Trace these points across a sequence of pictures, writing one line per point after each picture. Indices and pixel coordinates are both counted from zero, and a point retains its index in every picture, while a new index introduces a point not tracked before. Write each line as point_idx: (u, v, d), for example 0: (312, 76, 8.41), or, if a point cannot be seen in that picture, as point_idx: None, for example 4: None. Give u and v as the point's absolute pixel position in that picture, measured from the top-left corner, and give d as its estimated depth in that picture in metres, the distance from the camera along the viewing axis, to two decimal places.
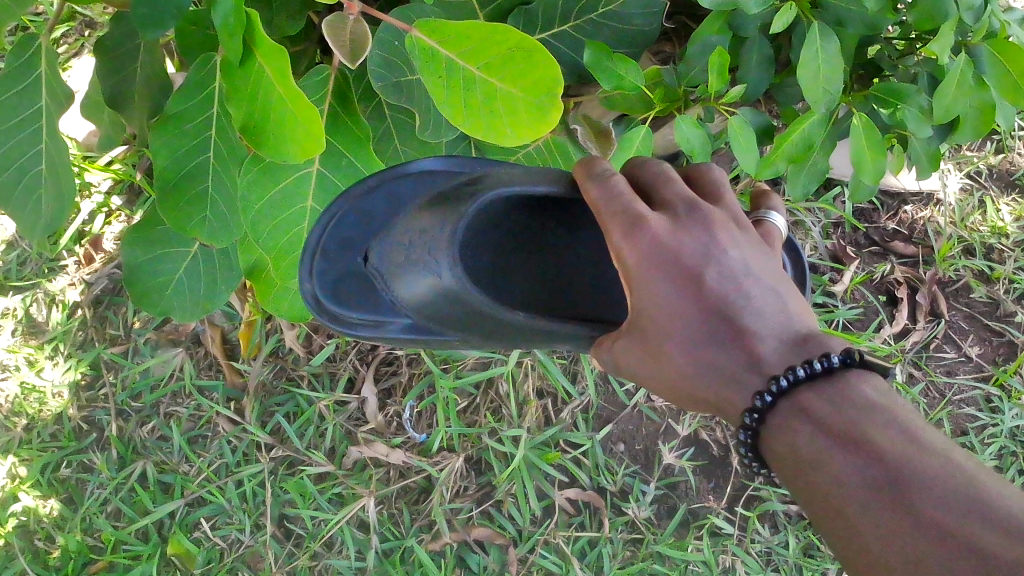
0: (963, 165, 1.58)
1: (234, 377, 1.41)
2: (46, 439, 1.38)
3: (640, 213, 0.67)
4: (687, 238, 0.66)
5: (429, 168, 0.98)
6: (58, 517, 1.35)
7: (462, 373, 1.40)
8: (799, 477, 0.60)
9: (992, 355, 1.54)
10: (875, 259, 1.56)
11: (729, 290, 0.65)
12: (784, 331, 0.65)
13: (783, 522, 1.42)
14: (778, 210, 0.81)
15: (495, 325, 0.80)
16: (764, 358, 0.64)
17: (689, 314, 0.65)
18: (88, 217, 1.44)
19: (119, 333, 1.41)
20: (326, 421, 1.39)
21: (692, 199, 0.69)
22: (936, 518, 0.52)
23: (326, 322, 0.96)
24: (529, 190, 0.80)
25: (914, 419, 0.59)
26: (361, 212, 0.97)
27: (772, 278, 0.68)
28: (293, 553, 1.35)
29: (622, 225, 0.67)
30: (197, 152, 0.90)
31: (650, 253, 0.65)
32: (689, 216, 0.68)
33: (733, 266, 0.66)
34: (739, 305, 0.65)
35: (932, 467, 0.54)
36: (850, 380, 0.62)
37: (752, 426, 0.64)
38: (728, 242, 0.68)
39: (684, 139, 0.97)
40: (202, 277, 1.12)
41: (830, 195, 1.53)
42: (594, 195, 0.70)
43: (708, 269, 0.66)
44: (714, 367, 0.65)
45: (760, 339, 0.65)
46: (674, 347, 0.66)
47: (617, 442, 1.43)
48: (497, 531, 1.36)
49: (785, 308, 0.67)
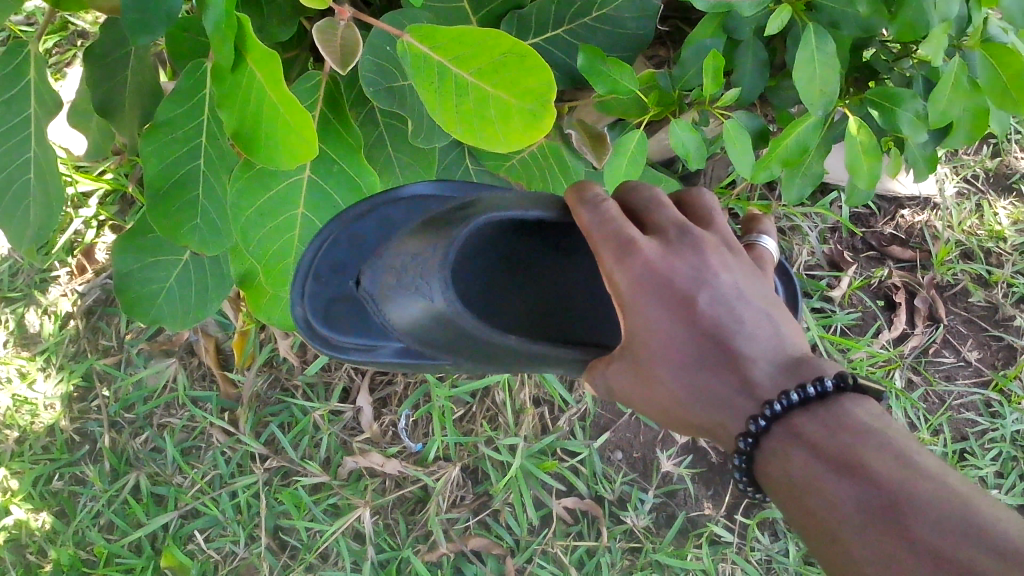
0: (960, 169, 1.57)
1: (228, 388, 1.39)
2: (38, 452, 1.36)
3: (630, 238, 0.67)
4: (678, 261, 0.66)
5: (425, 192, 0.99)
6: (50, 530, 1.34)
7: (458, 382, 1.38)
8: (794, 505, 0.59)
9: (991, 359, 1.53)
10: (872, 263, 1.55)
11: (721, 313, 0.64)
12: (778, 355, 0.64)
13: (784, 530, 1.40)
14: (770, 233, 0.79)
15: (488, 349, 0.79)
16: (759, 383, 0.63)
17: (681, 338, 0.64)
18: (80, 228, 1.42)
19: (111, 344, 1.40)
20: (320, 431, 1.37)
21: (682, 223, 0.70)
22: (933, 545, 0.51)
23: (317, 345, 0.97)
24: (524, 214, 0.79)
25: (910, 443, 0.57)
26: (353, 236, 0.98)
27: (764, 302, 0.67)
28: (288, 565, 1.33)
29: (614, 250, 0.67)
30: (188, 159, 0.90)
31: (641, 277, 0.65)
32: (679, 239, 0.68)
33: (725, 289, 0.66)
34: (731, 328, 0.64)
35: (929, 492, 0.53)
36: (844, 405, 0.61)
37: (746, 453, 0.63)
38: (719, 264, 0.67)
39: (679, 143, 0.96)
40: (194, 285, 1.11)
41: (827, 200, 1.51)
42: (586, 220, 0.71)
43: (700, 292, 0.65)
44: (706, 393, 0.64)
45: (754, 363, 0.63)
46: (666, 370, 0.65)
47: (614, 450, 1.42)
48: (494, 541, 1.35)
49: (778, 331, 0.66)
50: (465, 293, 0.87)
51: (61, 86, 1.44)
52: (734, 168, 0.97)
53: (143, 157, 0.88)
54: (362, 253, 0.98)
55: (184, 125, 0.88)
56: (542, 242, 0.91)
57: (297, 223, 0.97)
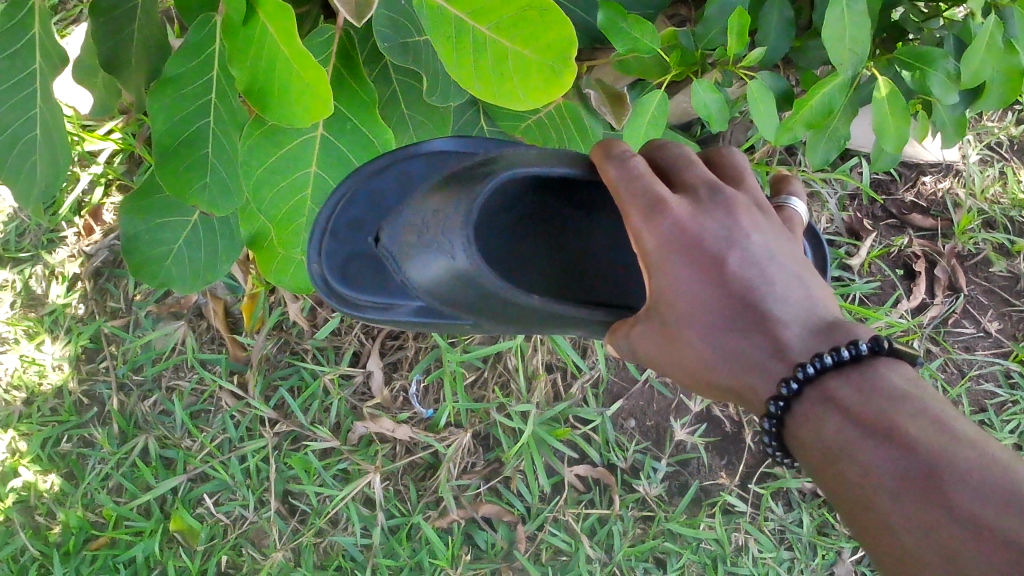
0: (984, 136, 1.54)
1: (237, 351, 1.38)
2: (46, 414, 1.35)
3: (660, 195, 0.67)
4: (709, 222, 0.66)
5: (444, 148, 1.01)
6: (58, 492, 1.32)
7: (469, 347, 1.36)
8: (827, 470, 0.58)
9: (1012, 330, 1.50)
10: (892, 232, 1.52)
11: (751, 275, 0.65)
12: (810, 319, 0.64)
13: (797, 500, 1.40)
14: (799, 195, 0.78)
15: (509, 310, 0.79)
16: (789, 346, 0.62)
17: (709, 299, 0.65)
18: (89, 187, 1.40)
19: (119, 306, 1.38)
20: (331, 396, 1.36)
21: (713, 182, 0.70)
22: (973, 513, 0.49)
23: (336, 304, 1.02)
24: (547, 171, 0.78)
25: (946, 407, 0.56)
26: (373, 191, 1.01)
27: (797, 265, 0.67)
28: (297, 530, 1.32)
29: (643, 208, 0.68)
30: (196, 117, 0.87)
31: (667, 238, 0.66)
32: (709, 198, 0.68)
33: (756, 250, 0.66)
34: (761, 290, 0.64)
35: (968, 457, 0.51)
36: (876, 366, 0.60)
37: (777, 416, 0.62)
38: (750, 226, 0.67)
39: (701, 105, 0.92)
40: (203, 248, 1.09)
41: (847, 166, 1.48)
42: (613, 175, 0.71)
43: (729, 253, 0.65)
44: (736, 356, 0.64)
45: (785, 325, 0.63)
46: (694, 333, 0.65)
47: (627, 418, 1.40)
48: (505, 508, 1.34)
49: (810, 294, 0.65)
50: (489, 253, 0.87)
51: (67, 43, 1.41)
52: (758, 131, 0.94)
53: (151, 112, 0.86)
54: (381, 209, 1.02)
55: (193, 82, 0.86)
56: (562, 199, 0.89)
57: (309, 182, 0.95)
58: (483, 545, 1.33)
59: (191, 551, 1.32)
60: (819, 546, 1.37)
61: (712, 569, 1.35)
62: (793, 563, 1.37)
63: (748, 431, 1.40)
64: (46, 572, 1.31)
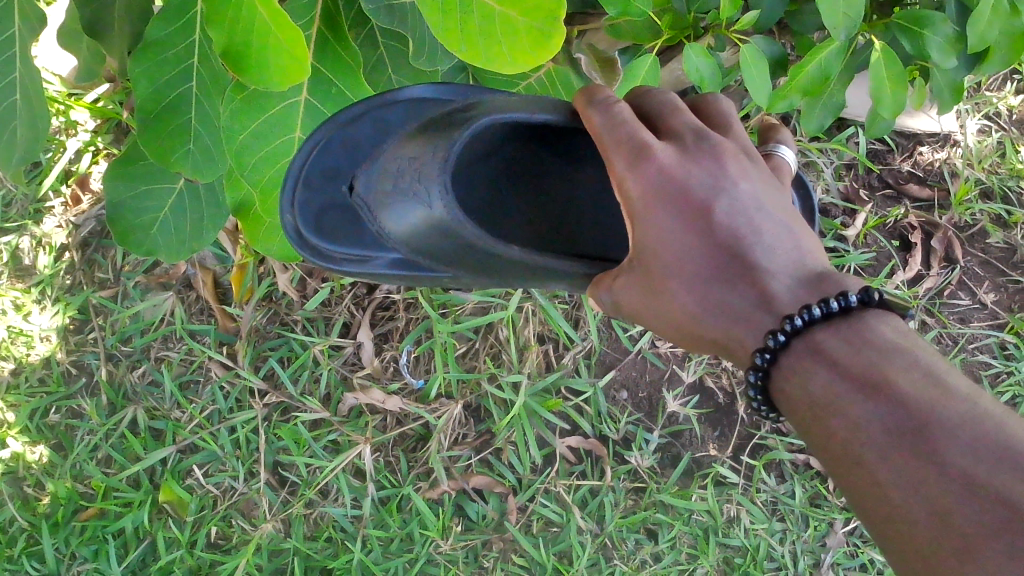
0: (982, 106, 1.52)
1: (227, 321, 1.37)
2: (34, 385, 1.33)
3: (645, 142, 0.69)
4: (695, 169, 0.68)
5: (422, 95, 0.99)
6: (47, 464, 1.31)
7: (461, 318, 1.35)
8: (814, 424, 0.59)
9: (1008, 302, 1.49)
10: (889, 202, 1.51)
11: (739, 224, 0.66)
12: (798, 271, 0.66)
13: (790, 472, 1.39)
14: (787, 143, 0.83)
15: (488, 260, 0.81)
16: (778, 298, 0.64)
17: (692, 248, 0.66)
18: (75, 156, 1.38)
19: (108, 276, 1.37)
20: (320, 367, 1.35)
21: (699, 127, 0.72)
22: (966, 469, 0.50)
23: (309, 256, 0.99)
24: (530, 118, 0.80)
25: (937, 360, 0.57)
26: (346, 139, 0.99)
27: (785, 214, 0.69)
28: (287, 501, 1.32)
29: (627, 154, 0.69)
30: (180, 81, 0.86)
31: (653, 184, 0.68)
32: (693, 144, 0.70)
33: (744, 197, 0.68)
34: (750, 241, 0.66)
35: (959, 413, 0.52)
36: (866, 319, 0.61)
37: (763, 369, 0.64)
38: (737, 174, 0.69)
39: (694, 70, 0.90)
40: (188, 217, 1.08)
41: (843, 135, 1.47)
42: (596, 121, 0.71)
43: (716, 201, 0.67)
44: (721, 308, 0.66)
45: (772, 275, 0.65)
46: (677, 283, 0.67)
47: (619, 389, 1.40)
48: (496, 479, 1.33)
49: (798, 242, 0.67)
50: (471, 208, 0.89)
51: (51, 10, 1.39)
52: (750, 96, 0.92)
53: (133, 81, 0.85)
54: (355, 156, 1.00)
55: (175, 46, 0.85)
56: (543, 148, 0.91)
57: (293, 147, 0.93)
58: (474, 517, 1.32)
59: (181, 522, 1.31)
60: (812, 517, 1.37)
61: (704, 540, 1.35)
62: (785, 534, 1.36)
63: (740, 402, 1.40)
64: (35, 543, 1.30)
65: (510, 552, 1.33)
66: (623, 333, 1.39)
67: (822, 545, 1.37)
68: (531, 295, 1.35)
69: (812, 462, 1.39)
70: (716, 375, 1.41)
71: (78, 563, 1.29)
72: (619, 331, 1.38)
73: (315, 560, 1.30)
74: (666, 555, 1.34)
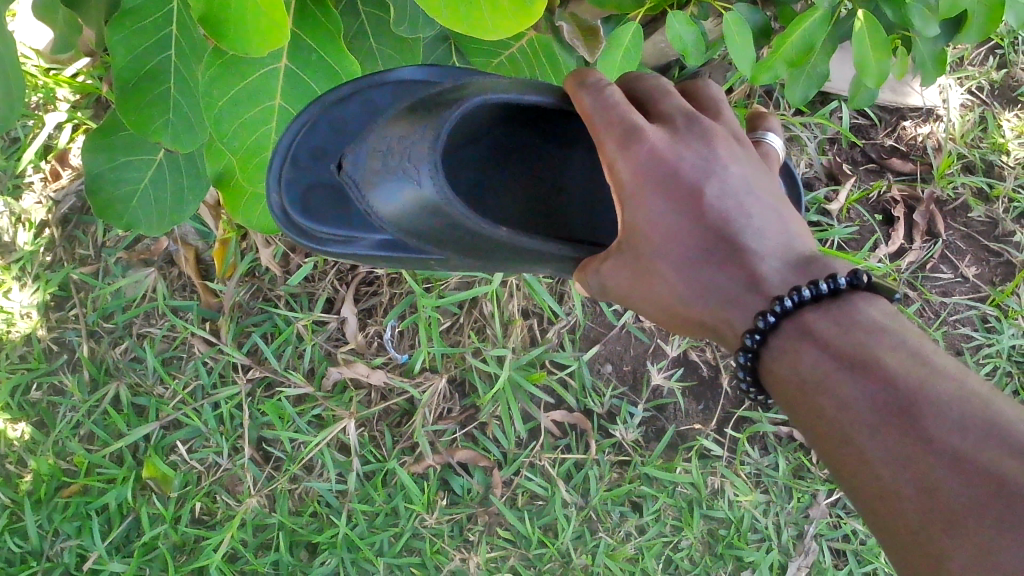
0: (964, 81, 1.53)
1: (209, 298, 1.35)
2: (15, 361, 1.32)
3: (637, 125, 0.72)
4: (685, 152, 0.73)
5: (410, 76, 0.99)
6: (28, 441, 1.30)
7: (445, 293, 1.35)
8: (803, 399, 0.63)
9: (989, 276, 1.50)
10: (871, 176, 1.51)
11: (728, 206, 0.71)
12: (786, 254, 0.70)
13: (773, 444, 1.40)
14: (774, 130, 0.88)
15: (482, 242, 0.82)
16: (766, 279, 0.68)
17: (682, 231, 0.71)
18: (54, 132, 1.36)
19: (88, 253, 1.35)
20: (304, 342, 1.34)
21: (689, 111, 0.76)
22: (952, 444, 0.54)
23: (296, 237, 0.99)
24: (521, 99, 0.81)
25: (922, 342, 0.62)
26: (334, 117, 0.99)
27: (772, 198, 0.74)
28: (272, 476, 1.32)
29: (619, 137, 0.73)
30: (158, 49, 0.85)
31: (644, 165, 0.71)
32: (683, 128, 0.75)
33: (733, 180, 0.73)
34: (739, 224, 0.70)
35: (945, 390, 0.57)
36: (853, 301, 0.66)
37: (753, 350, 0.68)
38: (726, 157, 0.74)
39: (676, 37, 0.89)
40: (168, 186, 1.07)
41: (827, 109, 1.47)
42: (587, 104, 0.75)
43: (704, 184, 0.72)
44: (709, 290, 0.70)
45: (760, 257, 0.69)
46: (666, 267, 0.72)
47: (604, 363, 1.40)
48: (481, 453, 1.33)
49: (785, 226, 0.72)
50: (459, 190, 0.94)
51: None
52: (734, 65, 0.91)
53: (110, 48, 0.84)
54: (342, 136, 1.00)
55: (152, 14, 0.84)
56: (528, 127, 0.94)
57: (274, 114, 0.91)
58: (459, 490, 1.32)
59: (165, 497, 1.31)
60: (795, 489, 1.37)
61: (688, 513, 1.35)
62: (769, 506, 1.37)
63: (725, 375, 1.41)
64: (18, 519, 1.29)
65: (494, 525, 1.33)
66: (608, 308, 1.39)
67: (806, 516, 1.37)
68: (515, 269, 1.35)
69: (795, 434, 1.39)
70: (700, 348, 1.41)
71: (61, 539, 1.29)
72: (603, 305, 1.38)
73: (300, 535, 1.30)
74: (651, 527, 1.34)
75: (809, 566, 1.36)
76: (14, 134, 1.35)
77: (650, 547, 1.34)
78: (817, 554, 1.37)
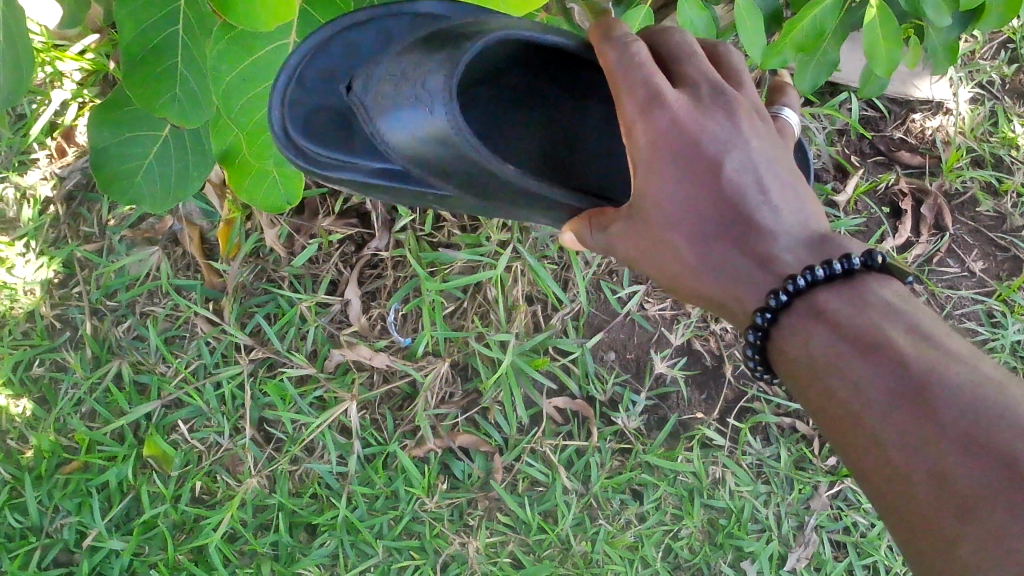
0: (976, 75, 1.51)
1: (212, 277, 1.35)
2: (18, 337, 1.32)
3: (660, 89, 0.71)
4: (706, 120, 0.71)
5: (433, 11, 0.94)
6: (31, 417, 1.30)
7: (449, 277, 1.35)
8: (813, 380, 0.64)
9: (996, 270, 1.49)
10: (880, 168, 1.50)
11: (747, 180, 0.70)
12: (802, 232, 0.70)
13: (775, 435, 1.39)
14: (791, 105, 0.87)
15: (489, 180, 0.81)
16: (779, 260, 0.69)
17: (697, 201, 0.70)
18: (61, 109, 1.35)
19: (93, 231, 1.35)
20: (307, 323, 1.34)
21: (714, 79, 0.75)
22: (964, 430, 0.54)
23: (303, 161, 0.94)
24: (540, 38, 0.81)
25: (936, 326, 0.62)
26: (349, 42, 0.92)
27: (790, 173, 0.73)
28: (273, 457, 1.32)
29: (640, 99, 0.71)
30: (167, 24, 0.84)
31: (664, 131, 0.70)
32: (706, 94, 0.73)
33: (755, 155, 0.72)
34: (756, 200, 0.70)
35: (959, 377, 0.56)
36: (867, 282, 0.66)
37: (763, 327, 0.68)
38: (749, 129, 0.73)
39: (687, 23, 0.88)
40: (173, 164, 1.07)
41: (836, 100, 1.47)
42: (612, 58, 0.73)
43: (725, 157, 0.71)
44: (721, 265, 0.70)
45: (776, 236, 0.69)
46: (679, 238, 0.71)
47: (607, 350, 1.40)
48: (482, 438, 1.33)
49: (803, 205, 0.72)
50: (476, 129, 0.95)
51: None
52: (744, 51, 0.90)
53: (121, 22, 0.84)
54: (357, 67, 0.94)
55: None
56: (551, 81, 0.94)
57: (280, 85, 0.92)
58: (460, 475, 1.33)
59: (166, 476, 1.31)
60: (796, 480, 1.37)
61: (689, 501, 1.35)
62: (770, 496, 1.37)
63: (728, 365, 1.40)
64: (18, 495, 1.29)
65: (495, 511, 1.33)
66: (612, 295, 1.39)
67: (807, 508, 1.37)
68: (520, 255, 1.35)
69: (798, 425, 1.39)
70: (704, 337, 1.40)
71: (61, 516, 1.29)
72: (607, 292, 1.38)
73: (300, 516, 1.30)
74: (651, 516, 1.34)
75: (809, 557, 1.36)
76: (20, 110, 1.34)
77: (650, 534, 1.34)
78: (817, 545, 1.36)
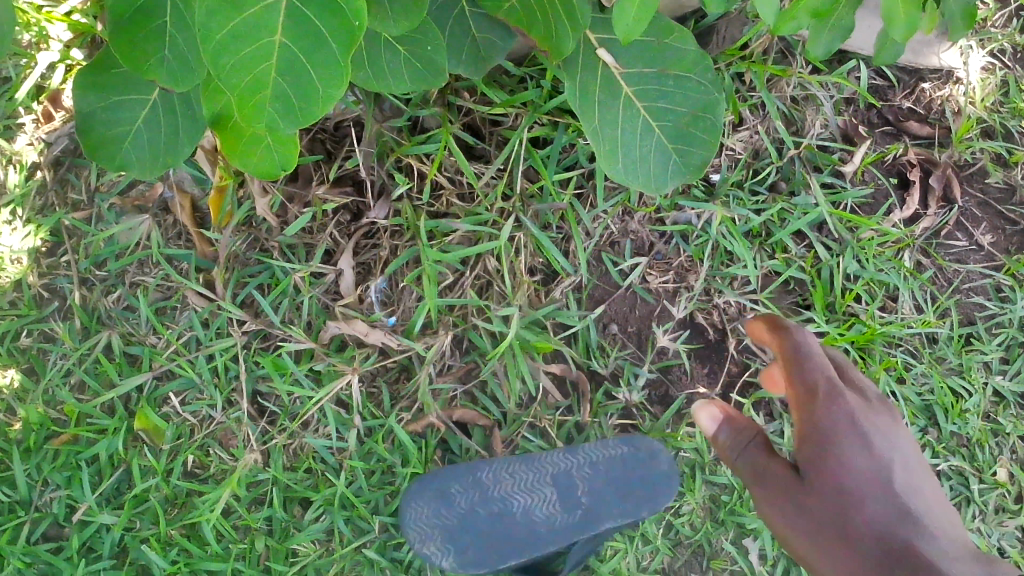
0: (987, 42, 1.46)
1: (205, 247, 1.32)
2: (5, 307, 1.29)
3: (837, 390, 1.02)
4: (869, 425, 1.02)
5: None
6: (18, 388, 1.27)
7: (448, 247, 1.32)
8: None
9: (1005, 244, 1.45)
10: (888, 139, 1.46)
11: (911, 504, 0.96)
12: (961, 554, 0.93)
13: (779, 411, 1.37)
14: None
15: None
16: (939, 564, 0.89)
17: (871, 485, 0.97)
18: (46, 72, 1.30)
19: (81, 198, 1.31)
20: (301, 294, 1.31)
21: (830, 380, 1.03)
22: None
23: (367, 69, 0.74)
24: None
25: None
26: None
27: (944, 506, 1.01)
28: (267, 432, 1.29)
29: (826, 396, 1.01)
30: None
31: (843, 421, 1.00)
32: (879, 404, 1.06)
33: (909, 467, 1.02)
34: (923, 539, 0.92)
35: None
36: None
37: None
38: (905, 442, 1.05)
39: None
40: (162, 129, 1.03)
41: (845, 68, 1.42)
42: (788, 344, 1.07)
43: (897, 471, 1.00)
44: (886, 560, 0.91)
45: (941, 560, 0.90)
46: (860, 523, 0.94)
47: (608, 323, 1.37)
48: (481, 412, 1.31)
49: (952, 526, 0.98)
50: None
51: None
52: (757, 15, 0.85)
53: None
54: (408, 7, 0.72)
55: None
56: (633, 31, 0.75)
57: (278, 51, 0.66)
58: (457, 450, 1.31)
59: (157, 449, 1.28)
60: None
61: (690, 478, 1.33)
62: None
63: (731, 340, 1.37)
64: (5, 468, 1.27)
65: None
66: (613, 267, 1.37)
67: None
68: (522, 224, 1.33)
69: None
70: (707, 311, 1.38)
71: (50, 490, 1.27)
72: (608, 265, 1.36)
73: (294, 491, 1.28)
74: None
75: None
76: (6, 73, 1.30)
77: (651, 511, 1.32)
78: None
